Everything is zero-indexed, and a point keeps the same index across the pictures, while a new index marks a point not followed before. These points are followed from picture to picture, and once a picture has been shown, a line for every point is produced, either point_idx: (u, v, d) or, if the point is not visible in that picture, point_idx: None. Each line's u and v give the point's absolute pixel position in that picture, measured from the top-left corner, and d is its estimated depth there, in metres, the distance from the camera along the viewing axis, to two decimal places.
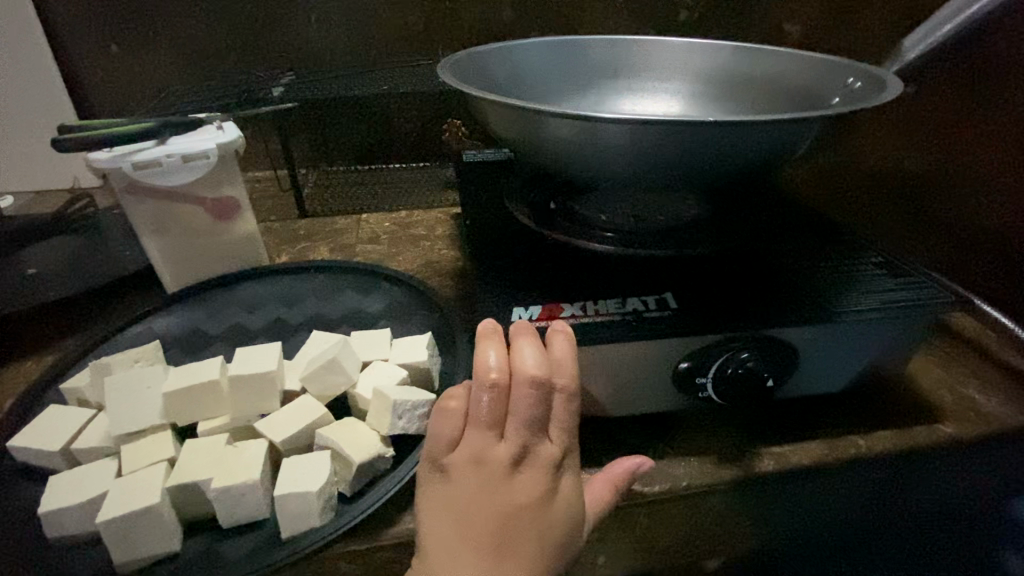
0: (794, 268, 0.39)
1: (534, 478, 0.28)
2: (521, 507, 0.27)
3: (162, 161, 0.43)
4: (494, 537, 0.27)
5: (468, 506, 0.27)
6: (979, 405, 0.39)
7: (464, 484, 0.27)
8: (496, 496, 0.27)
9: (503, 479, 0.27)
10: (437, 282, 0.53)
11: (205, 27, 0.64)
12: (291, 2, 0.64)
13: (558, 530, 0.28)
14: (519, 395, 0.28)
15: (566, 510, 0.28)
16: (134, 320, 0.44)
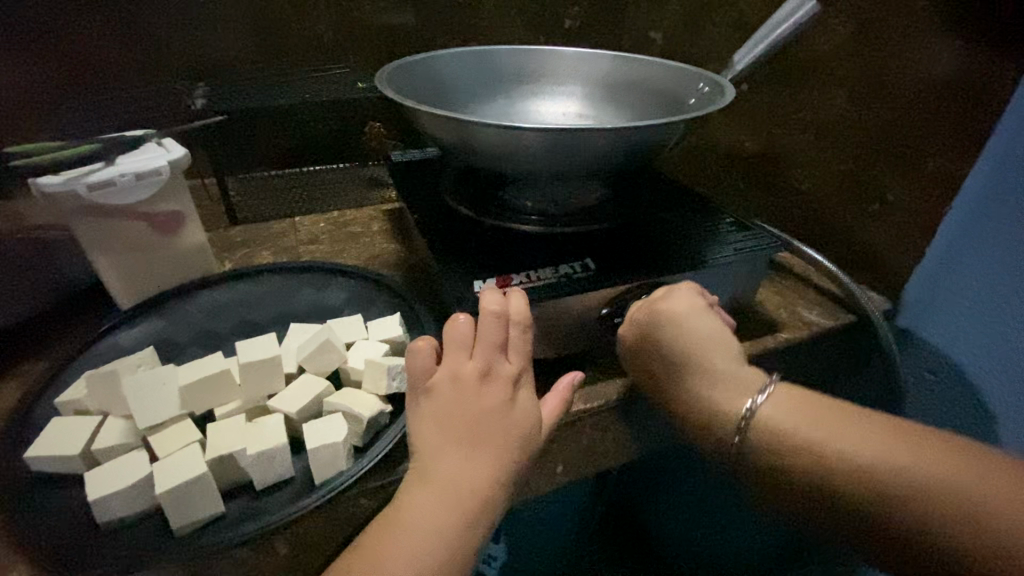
0: (673, 231, 0.52)
1: (498, 388, 0.37)
2: (490, 409, 0.36)
3: (117, 180, 0.44)
4: (471, 433, 0.35)
5: (451, 415, 0.35)
6: (805, 318, 0.54)
7: (447, 400, 0.36)
8: (470, 402, 0.36)
9: (477, 389, 0.36)
10: (387, 271, 0.59)
11: (106, 39, 0.62)
12: (198, 13, 0.64)
13: (517, 428, 0.36)
14: (486, 325, 0.38)
15: (527, 416, 0.37)
16: (98, 337, 0.45)
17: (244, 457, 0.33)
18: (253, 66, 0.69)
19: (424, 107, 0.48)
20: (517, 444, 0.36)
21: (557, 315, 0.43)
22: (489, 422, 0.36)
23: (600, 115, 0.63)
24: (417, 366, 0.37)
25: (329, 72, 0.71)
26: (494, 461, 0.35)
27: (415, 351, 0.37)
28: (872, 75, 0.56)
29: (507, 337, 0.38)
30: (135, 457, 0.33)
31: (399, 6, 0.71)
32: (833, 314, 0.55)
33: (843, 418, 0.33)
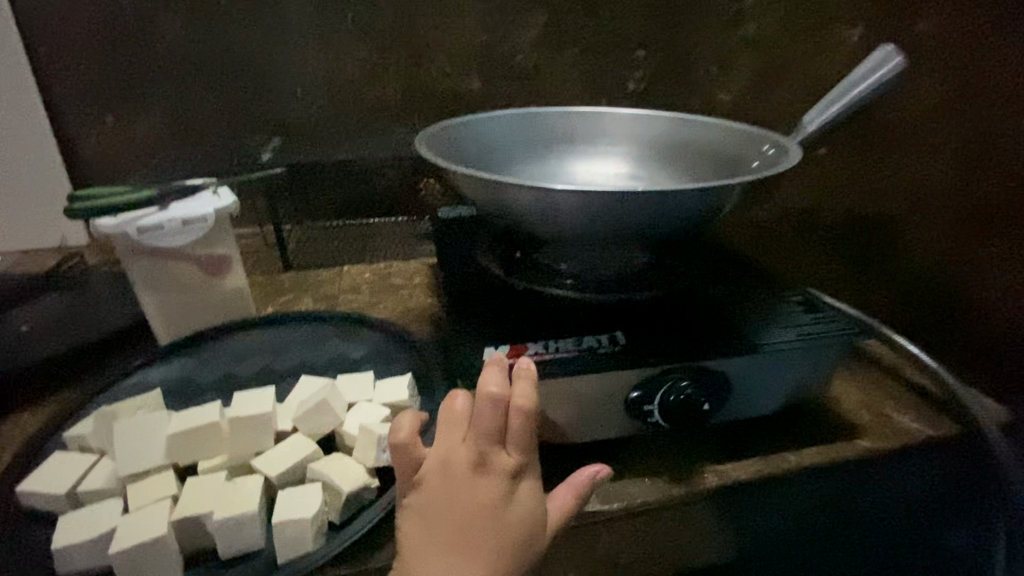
0: (725, 307, 0.46)
1: (493, 482, 0.32)
2: (482, 506, 0.31)
3: (164, 225, 0.47)
4: (461, 534, 0.31)
5: (437, 510, 0.31)
6: (895, 423, 0.44)
7: (433, 491, 0.32)
8: (458, 496, 0.31)
9: (468, 482, 0.32)
10: (416, 327, 0.57)
11: (200, 98, 0.69)
12: (280, 77, 0.70)
13: (515, 529, 0.31)
14: (480, 410, 0.33)
15: (524, 516, 0.32)
16: (128, 371, 0.47)
17: (210, 522, 0.31)
18: (324, 124, 0.73)
19: (457, 167, 0.47)
20: (515, 547, 0.31)
21: (574, 395, 0.38)
22: (481, 521, 0.31)
23: (654, 177, 0.60)
24: (400, 448, 0.33)
25: (392, 131, 0.74)
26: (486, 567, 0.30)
27: (398, 432, 0.34)
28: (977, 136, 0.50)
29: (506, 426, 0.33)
30: (110, 507, 0.32)
31: (463, 71, 0.73)
32: (934, 422, 0.45)
33: None
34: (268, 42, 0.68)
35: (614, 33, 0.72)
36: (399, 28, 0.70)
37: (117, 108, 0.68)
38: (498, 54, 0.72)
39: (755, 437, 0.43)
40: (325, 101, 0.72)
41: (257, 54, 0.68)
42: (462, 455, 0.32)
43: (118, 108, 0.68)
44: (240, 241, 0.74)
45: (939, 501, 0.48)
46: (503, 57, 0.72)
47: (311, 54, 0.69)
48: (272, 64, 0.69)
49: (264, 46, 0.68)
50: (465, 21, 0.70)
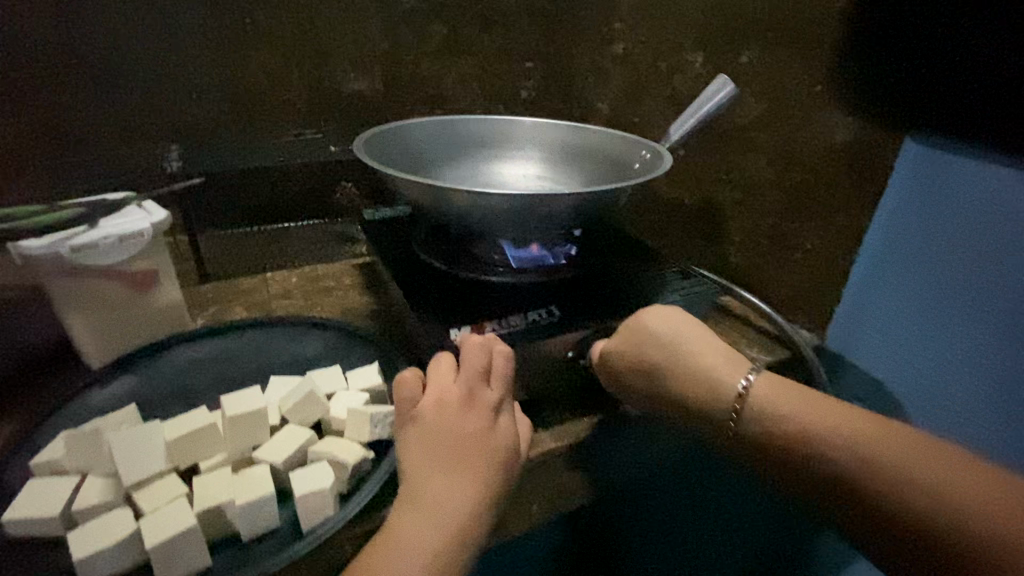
0: (625, 277, 0.58)
1: (480, 413, 0.40)
2: (472, 433, 0.39)
3: (99, 242, 0.46)
4: (456, 456, 0.38)
5: (434, 439, 0.38)
6: (748, 355, 0.61)
7: (430, 424, 0.39)
8: (454, 425, 0.39)
9: (460, 414, 0.39)
10: (360, 323, 0.61)
11: (74, 104, 0.64)
12: (171, 82, 0.67)
13: (500, 452, 0.39)
14: (469, 355, 0.41)
15: (506, 441, 0.40)
16: (69, 397, 0.46)
17: (232, 507, 0.34)
18: (225, 129, 0.72)
19: (399, 175, 0.52)
20: (501, 464, 0.39)
21: (527, 360, 0.47)
22: (473, 445, 0.39)
23: (555, 175, 0.73)
24: (399, 384, 0.41)
25: (302, 135, 0.75)
26: (479, 482, 0.38)
27: (402, 382, 0.41)
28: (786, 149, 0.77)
29: (486, 368, 0.41)
30: (121, 514, 0.34)
31: (367, 74, 0.76)
32: (773, 351, 0.62)
33: (834, 412, 0.37)
34: (152, 44, 0.65)
35: (504, 45, 0.80)
36: (301, 33, 0.71)
37: None
38: (403, 61, 0.77)
39: None
40: (224, 104, 0.71)
41: (144, 54, 0.65)
42: (453, 393, 0.40)
43: None
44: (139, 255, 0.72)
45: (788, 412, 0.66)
46: (407, 67, 0.78)
47: (208, 55, 0.67)
48: (160, 66, 0.66)
49: (155, 47, 0.65)
50: (369, 31, 0.74)
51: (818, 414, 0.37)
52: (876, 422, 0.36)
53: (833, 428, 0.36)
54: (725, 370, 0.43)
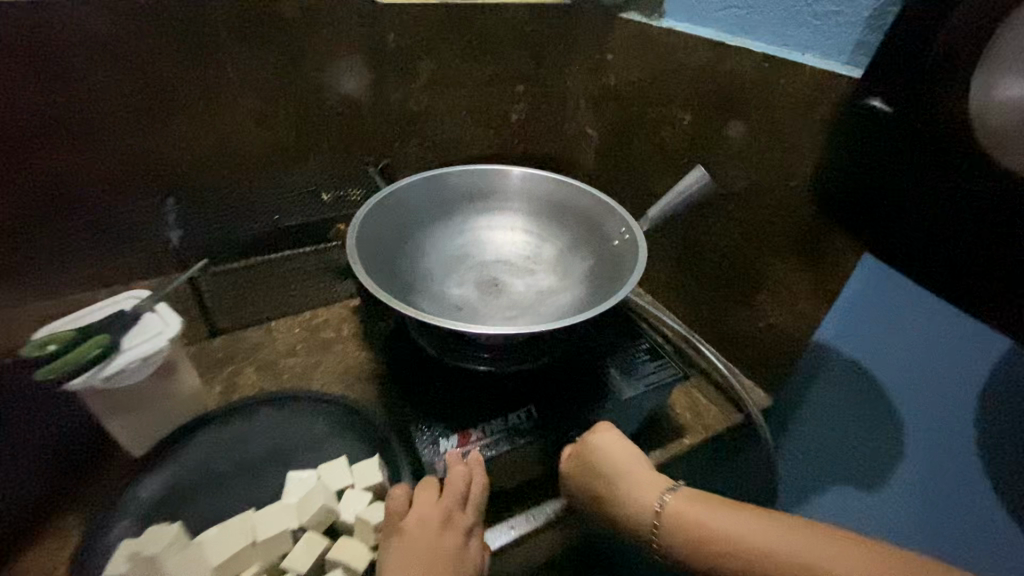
0: (598, 360, 0.64)
1: (455, 532, 0.49)
2: (448, 549, 0.48)
3: (127, 367, 0.51)
4: (433, 570, 0.46)
5: (415, 555, 0.47)
6: (705, 418, 0.68)
7: (413, 540, 0.47)
8: (435, 543, 0.47)
9: (440, 532, 0.48)
10: (360, 388, 0.69)
11: (71, 166, 0.68)
12: (164, 138, 0.72)
13: (468, 567, 0.48)
14: (454, 481, 0.50)
15: (473, 558, 0.49)
16: (121, 492, 0.53)
17: None
18: (222, 176, 0.78)
19: (378, 290, 0.55)
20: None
21: (503, 461, 0.55)
22: (447, 560, 0.47)
23: (541, 231, 0.75)
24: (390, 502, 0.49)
25: (291, 175, 0.82)
26: None
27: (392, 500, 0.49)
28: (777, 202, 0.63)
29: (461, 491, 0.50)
30: None
31: (352, 119, 0.82)
32: (727, 413, 0.69)
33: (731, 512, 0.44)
34: (141, 105, 0.69)
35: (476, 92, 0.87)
36: (286, 84, 0.76)
37: None
38: (384, 101, 0.82)
39: None
40: (218, 153, 0.76)
41: (133, 117, 0.69)
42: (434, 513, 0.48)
43: None
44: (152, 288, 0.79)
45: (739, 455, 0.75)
46: (389, 106, 0.83)
47: (196, 111, 0.72)
48: (151, 125, 0.70)
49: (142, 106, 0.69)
50: (352, 78, 0.79)
51: (729, 523, 0.43)
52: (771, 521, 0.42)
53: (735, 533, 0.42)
54: (647, 488, 0.49)
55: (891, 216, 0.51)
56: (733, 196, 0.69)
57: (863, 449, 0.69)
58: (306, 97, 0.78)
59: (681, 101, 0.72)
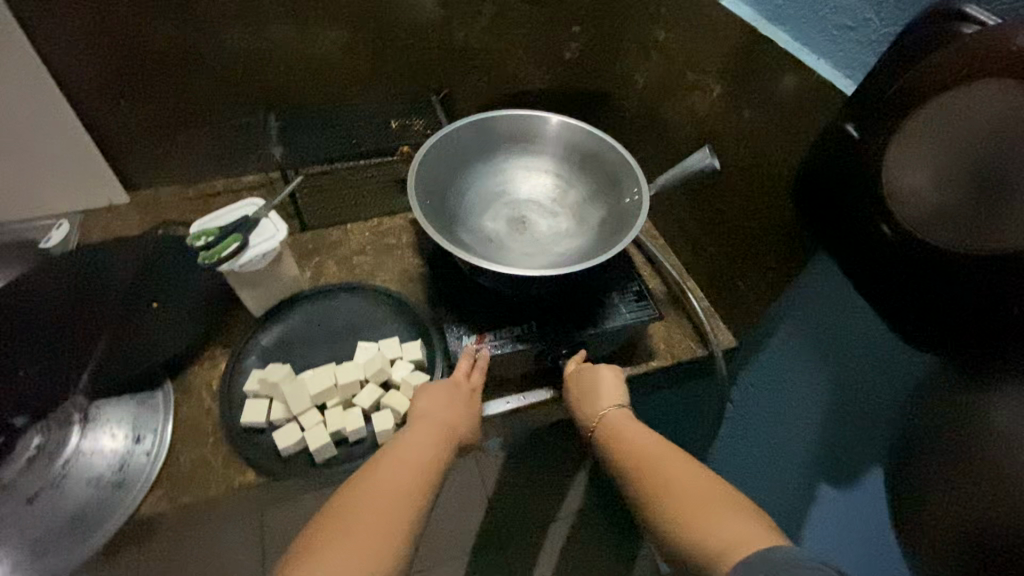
0: (594, 295, 0.81)
1: (465, 390, 0.70)
2: (460, 398, 0.68)
3: (253, 258, 0.73)
4: (452, 405, 0.67)
5: (437, 397, 0.68)
6: (674, 351, 0.85)
7: (436, 390, 0.69)
8: (450, 393, 0.68)
9: (453, 389, 0.69)
10: (411, 288, 0.90)
11: (199, 83, 0.88)
12: (267, 61, 0.89)
13: (472, 413, 0.68)
14: (464, 361, 0.72)
15: (474, 412, 0.69)
16: (250, 338, 0.79)
17: (346, 430, 0.70)
18: (313, 97, 0.96)
19: (428, 225, 0.73)
20: (471, 421, 0.68)
21: (507, 358, 0.75)
22: (458, 403, 0.68)
23: (569, 175, 0.87)
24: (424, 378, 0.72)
25: (364, 98, 0.98)
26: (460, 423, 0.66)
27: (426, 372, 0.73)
28: (774, 205, 0.73)
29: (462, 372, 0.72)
30: (292, 426, 0.70)
31: (418, 53, 0.94)
32: (695, 348, 0.86)
33: (654, 443, 0.61)
34: (250, 34, 0.85)
35: (532, 32, 0.95)
36: (365, 18, 0.88)
37: (125, 94, 0.86)
38: (448, 39, 0.94)
39: (598, 363, 0.82)
40: (307, 76, 0.93)
41: (244, 43, 0.85)
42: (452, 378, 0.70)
43: (126, 93, 0.86)
44: (258, 185, 1.03)
45: (702, 382, 0.93)
46: (451, 43, 0.94)
47: (292, 40, 0.87)
48: (256, 51, 0.87)
49: (252, 33, 0.85)
50: (423, 18, 0.90)
51: (652, 446, 0.61)
52: (682, 455, 0.58)
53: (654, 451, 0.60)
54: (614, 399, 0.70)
55: (842, 234, 0.61)
56: (736, 167, 0.78)
57: (784, 419, 0.84)
58: (382, 34, 0.91)
59: (712, 71, 0.79)
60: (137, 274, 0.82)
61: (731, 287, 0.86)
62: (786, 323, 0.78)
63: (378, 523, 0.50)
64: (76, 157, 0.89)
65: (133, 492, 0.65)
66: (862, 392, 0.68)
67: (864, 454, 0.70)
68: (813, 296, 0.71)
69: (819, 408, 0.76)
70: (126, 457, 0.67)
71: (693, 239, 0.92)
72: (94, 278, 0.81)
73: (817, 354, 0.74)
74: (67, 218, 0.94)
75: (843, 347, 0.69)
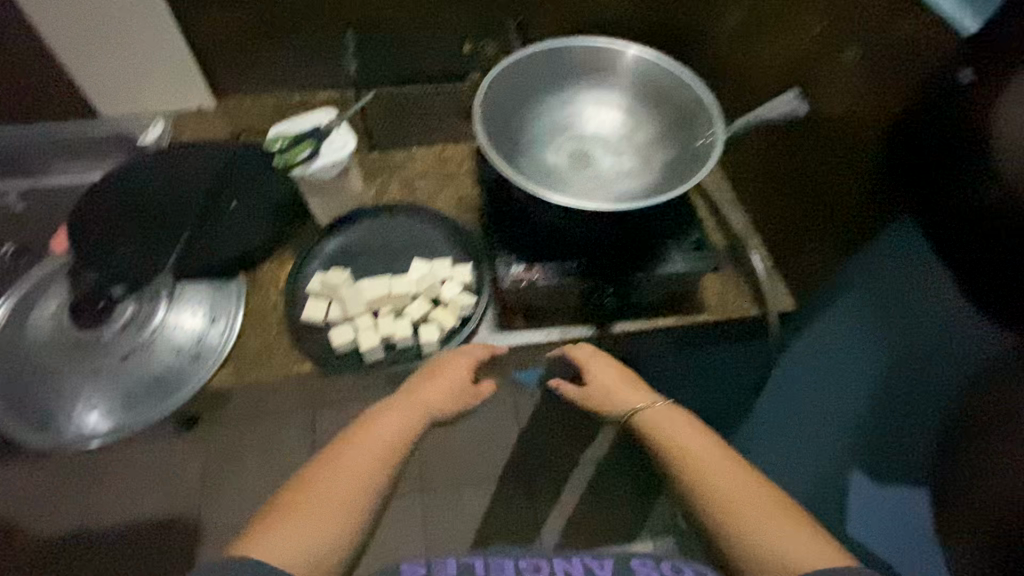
0: (650, 239, 0.79)
1: (478, 370, 0.70)
2: (466, 379, 0.68)
3: (323, 166, 0.76)
4: (452, 385, 0.67)
5: (439, 375, 0.68)
6: (725, 308, 0.83)
7: (441, 369, 0.69)
8: (456, 373, 0.68)
9: (456, 370, 0.69)
10: (467, 216, 0.91)
11: None
12: None
13: (470, 394, 0.68)
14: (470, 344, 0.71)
15: (479, 391, 0.69)
16: (315, 244, 0.84)
17: (395, 338, 0.75)
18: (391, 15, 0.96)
19: (490, 151, 0.73)
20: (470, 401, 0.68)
21: (553, 291, 0.76)
22: (459, 383, 0.68)
23: (640, 113, 0.84)
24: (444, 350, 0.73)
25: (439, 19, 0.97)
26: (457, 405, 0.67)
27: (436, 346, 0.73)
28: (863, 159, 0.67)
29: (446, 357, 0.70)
30: (347, 327, 0.75)
31: None
32: (748, 307, 0.83)
33: (695, 433, 0.64)
34: None
35: None
36: None
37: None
38: None
39: (645, 308, 0.81)
40: None
41: None
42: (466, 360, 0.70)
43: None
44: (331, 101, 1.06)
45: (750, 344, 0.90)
46: None
47: None
48: None
49: None
50: None
51: (690, 440, 0.63)
52: (722, 454, 0.61)
53: (697, 452, 0.62)
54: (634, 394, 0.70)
55: None
56: (822, 118, 0.72)
57: (815, 400, 0.80)
58: None
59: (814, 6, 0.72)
60: (219, 174, 0.88)
61: (798, 247, 0.82)
62: (845, 303, 0.74)
63: (332, 498, 0.54)
64: (171, 58, 0.95)
65: (208, 365, 0.73)
66: (911, 384, 0.65)
67: (899, 441, 0.66)
68: (879, 277, 0.68)
69: (857, 394, 0.72)
70: (203, 334, 0.75)
71: (763, 194, 0.87)
72: (182, 173, 0.88)
73: (870, 332, 0.70)
74: (161, 117, 1.01)
75: (904, 332, 0.65)
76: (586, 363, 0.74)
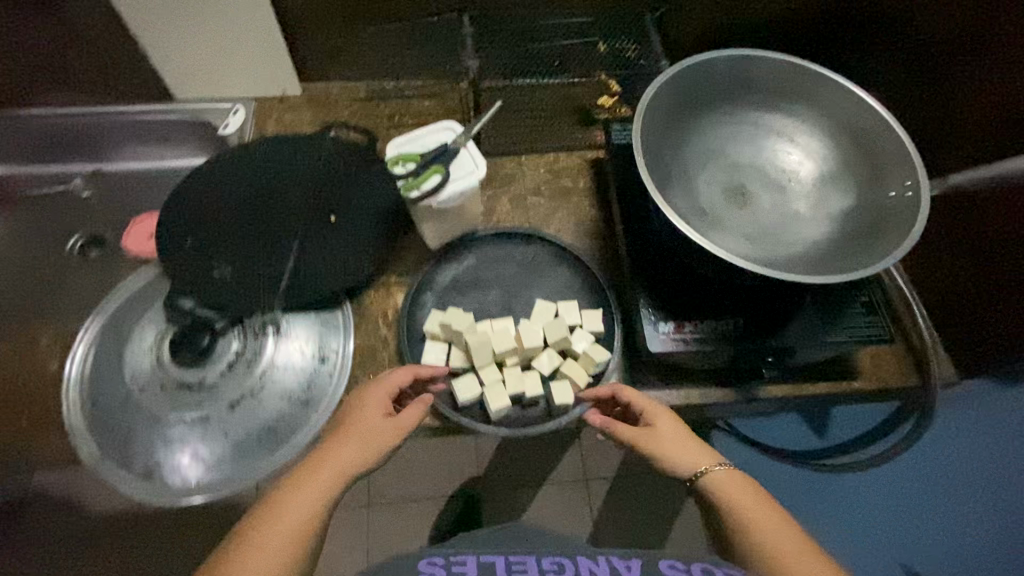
0: (815, 299, 0.69)
1: (376, 408, 0.58)
2: (371, 423, 0.56)
3: (453, 196, 0.67)
4: (361, 434, 0.55)
5: (360, 419, 0.57)
6: (884, 376, 0.73)
7: (364, 414, 0.57)
8: (369, 414, 0.57)
9: (377, 413, 0.57)
10: (588, 244, 0.81)
11: None
12: None
13: (381, 438, 0.56)
14: (394, 379, 0.60)
15: (383, 429, 0.57)
16: (426, 274, 0.75)
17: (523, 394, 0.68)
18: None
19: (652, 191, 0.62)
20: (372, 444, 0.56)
21: (702, 353, 0.68)
22: (381, 431, 0.56)
23: (810, 146, 0.72)
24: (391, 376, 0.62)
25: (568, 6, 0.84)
26: (359, 454, 0.54)
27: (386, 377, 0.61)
28: None
29: (366, 391, 0.60)
30: (471, 379, 0.67)
31: None
32: (909, 376, 0.74)
33: (763, 517, 0.51)
34: None
35: None
36: None
37: None
38: None
39: (796, 372, 0.72)
40: None
41: None
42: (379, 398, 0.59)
43: None
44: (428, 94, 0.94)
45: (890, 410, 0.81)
46: None
47: None
48: None
49: None
50: None
51: (764, 527, 0.50)
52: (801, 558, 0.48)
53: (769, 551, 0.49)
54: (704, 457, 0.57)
55: None
56: None
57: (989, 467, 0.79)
58: None
59: None
60: (317, 183, 0.79)
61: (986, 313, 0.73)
62: None
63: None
64: (260, 39, 0.83)
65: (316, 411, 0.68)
66: None
67: None
68: None
69: None
70: (312, 375, 0.70)
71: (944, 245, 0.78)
72: (276, 179, 0.79)
73: None
74: (242, 104, 0.91)
75: None
76: (652, 413, 0.61)
